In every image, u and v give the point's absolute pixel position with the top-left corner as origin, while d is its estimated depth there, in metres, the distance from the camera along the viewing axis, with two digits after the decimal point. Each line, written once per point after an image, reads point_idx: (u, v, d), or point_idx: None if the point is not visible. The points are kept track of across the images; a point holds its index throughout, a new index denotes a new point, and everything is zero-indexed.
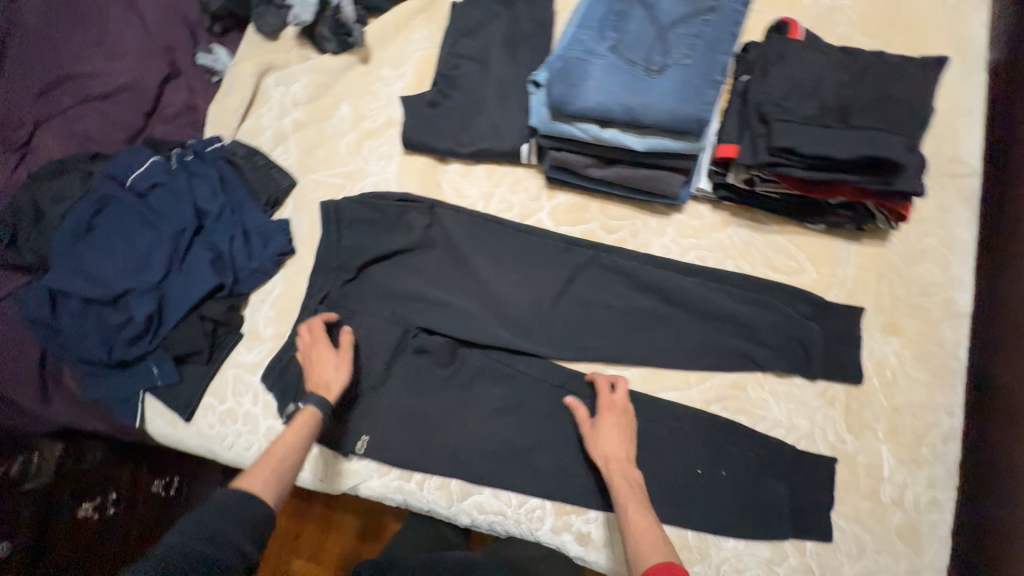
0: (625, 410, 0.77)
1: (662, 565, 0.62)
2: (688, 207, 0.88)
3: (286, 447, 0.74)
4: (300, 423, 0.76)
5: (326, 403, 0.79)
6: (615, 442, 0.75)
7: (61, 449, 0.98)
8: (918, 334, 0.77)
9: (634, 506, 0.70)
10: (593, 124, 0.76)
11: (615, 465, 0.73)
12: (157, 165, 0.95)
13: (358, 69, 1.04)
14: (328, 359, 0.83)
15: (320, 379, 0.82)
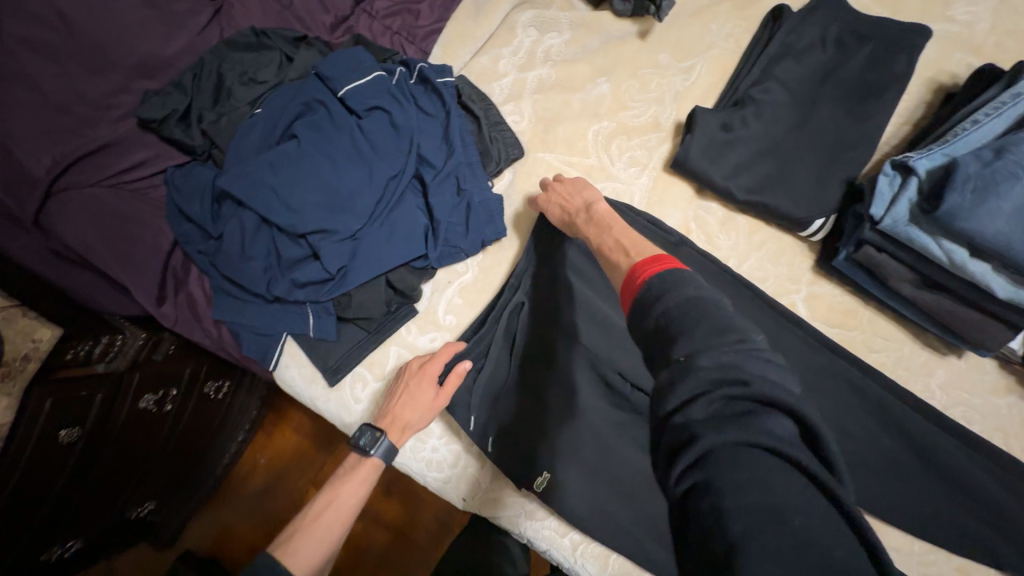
0: (579, 183, 0.77)
1: (645, 258, 0.60)
2: (971, 356, 0.76)
3: (339, 511, 0.66)
4: (358, 478, 0.69)
5: (392, 452, 0.70)
6: (586, 194, 0.74)
7: (143, 338, 0.76)
8: None
9: (605, 227, 0.69)
10: (963, 249, 0.62)
11: (579, 210, 0.73)
12: (381, 82, 0.78)
13: (632, 43, 0.85)
14: (423, 398, 0.72)
15: (402, 411, 0.72)
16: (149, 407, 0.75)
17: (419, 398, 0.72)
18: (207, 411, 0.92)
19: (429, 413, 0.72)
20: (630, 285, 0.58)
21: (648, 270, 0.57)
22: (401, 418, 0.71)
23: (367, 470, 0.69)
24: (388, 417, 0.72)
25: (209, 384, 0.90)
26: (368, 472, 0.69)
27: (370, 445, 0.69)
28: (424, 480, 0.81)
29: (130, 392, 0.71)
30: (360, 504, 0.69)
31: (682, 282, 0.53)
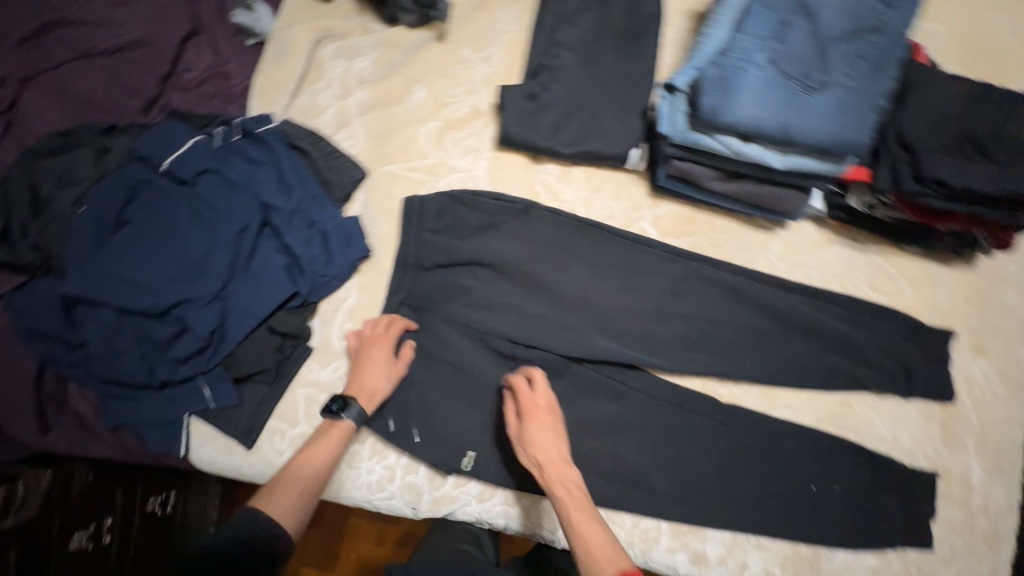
0: (552, 418, 0.74)
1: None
2: (792, 223, 0.88)
3: (316, 464, 0.70)
4: (332, 436, 0.72)
5: (360, 418, 0.74)
6: (542, 443, 0.72)
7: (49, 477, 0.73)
8: (1001, 354, 0.83)
9: (576, 511, 0.68)
10: (736, 139, 0.72)
11: (551, 463, 0.71)
12: (202, 147, 0.80)
13: (434, 47, 0.92)
14: (381, 367, 0.77)
15: (362, 383, 0.76)
16: (79, 545, 0.73)
17: (380, 363, 0.76)
18: (162, 528, 0.88)
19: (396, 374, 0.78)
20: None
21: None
22: (368, 386, 0.76)
23: (339, 429, 0.73)
24: (356, 387, 0.76)
25: (153, 499, 0.86)
26: (342, 433, 0.73)
27: (341, 407, 0.73)
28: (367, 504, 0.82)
29: (49, 536, 0.70)
30: (335, 462, 0.72)
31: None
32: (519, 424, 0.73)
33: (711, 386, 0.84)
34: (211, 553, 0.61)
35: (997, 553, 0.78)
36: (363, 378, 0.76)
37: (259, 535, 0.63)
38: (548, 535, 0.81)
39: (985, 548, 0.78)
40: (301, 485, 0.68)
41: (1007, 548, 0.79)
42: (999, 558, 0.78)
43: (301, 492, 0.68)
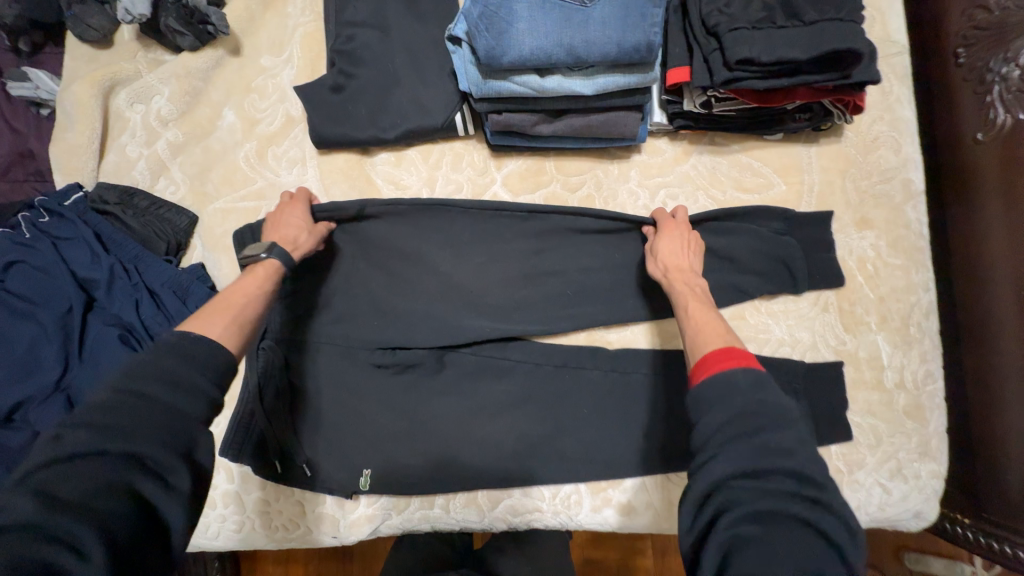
0: (682, 238, 0.72)
1: (716, 351, 0.57)
2: (647, 144, 0.82)
3: (247, 294, 0.63)
4: (261, 273, 0.66)
5: (292, 258, 0.69)
6: (682, 253, 0.71)
7: None
8: (886, 222, 0.78)
9: (695, 304, 0.66)
10: (534, 75, 0.67)
11: (675, 269, 0.70)
12: (4, 238, 0.74)
13: (230, 64, 0.85)
14: (298, 218, 0.73)
15: (285, 234, 0.71)
16: None
17: (296, 216, 0.72)
18: None
19: (316, 231, 0.74)
20: (697, 375, 0.57)
21: (715, 365, 0.56)
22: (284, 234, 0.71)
23: (266, 272, 0.66)
24: (275, 238, 0.71)
25: None
26: (267, 273, 0.66)
27: (263, 250, 0.68)
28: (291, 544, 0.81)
29: None
30: (268, 299, 0.65)
31: (758, 383, 0.52)
32: (653, 238, 0.75)
33: (599, 335, 0.81)
34: (134, 382, 0.49)
35: (922, 425, 0.75)
36: (280, 231, 0.71)
37: (194, 350, 0.53)
38: (476, 525, 0.80)
39: (910, 423, 0.75)
40: (240, 305, 0.61)
41: (931, 418, 0.76)
42: (922, 427, 0.75)
43: (237, 314, 0.60)
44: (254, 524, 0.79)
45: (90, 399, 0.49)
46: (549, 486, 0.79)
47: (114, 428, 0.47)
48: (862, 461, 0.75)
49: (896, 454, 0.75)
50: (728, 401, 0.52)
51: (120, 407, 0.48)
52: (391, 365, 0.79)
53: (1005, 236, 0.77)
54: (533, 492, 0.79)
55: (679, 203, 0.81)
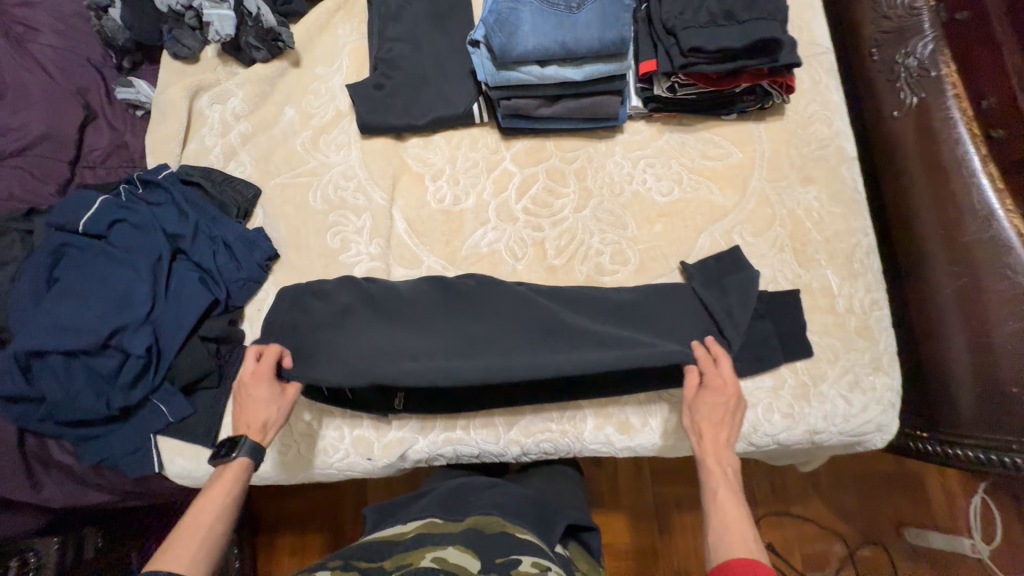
0: (717, 422, 0.77)
1: (744, 560, 0.62)
2: (627, 125, 1.01)
3: (216, 503, 0.71)
4: (229, 476, 0.74)
5: (257, 451, 0.76)
6: (721, 432, 0.77)
7: (57, 543, 0.95)
8: (827, 179, 0.95)
9: (725, 493, 0.72)
10: (536, 67, 0.87)
11: (709, 440, 0.77)
12: (109, 203, 0.91)
13: (292, 73, 1.07)
14: (262, 402, 0.79)
15: (252, 423, 0.78)
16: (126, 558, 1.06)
17: (261, 397, 0.79)
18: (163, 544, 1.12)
19: (282, 401, 0.80)
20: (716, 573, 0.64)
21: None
22: (253, 418, 0.78)
23: (235, 470, 0.74)
24: (243, 427, 0.77)
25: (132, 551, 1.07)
26: (240, 471, 0.75)
27: (232, 449, 0.75)
28: (329, 471, 0.92)
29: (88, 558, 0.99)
30: (237, 503, 0.73)
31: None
32: (698, 393, 0.80)
33: (595, 278, 0.95)
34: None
35: (873, 343, 0.89)
36: (245, 419, 0.78)
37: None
38: (495, 448, 0.91)
39: (863, 342, 0.89)
40: (210, 526, 0.69)
41: (881, 338, 0.89)
42: (873, 346, 0.89)
43: (203, 534, 0.68)
44: (300, 446, 0.90)
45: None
46: (556, 406, 0.91)
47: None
48: (824, 374, 0.87)
49: (853, 368, 0.88)
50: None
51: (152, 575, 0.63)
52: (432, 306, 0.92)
53: (929, 192, 0.94)
54: (543, 414, 0.91)
55: (656, 170, 0.99)
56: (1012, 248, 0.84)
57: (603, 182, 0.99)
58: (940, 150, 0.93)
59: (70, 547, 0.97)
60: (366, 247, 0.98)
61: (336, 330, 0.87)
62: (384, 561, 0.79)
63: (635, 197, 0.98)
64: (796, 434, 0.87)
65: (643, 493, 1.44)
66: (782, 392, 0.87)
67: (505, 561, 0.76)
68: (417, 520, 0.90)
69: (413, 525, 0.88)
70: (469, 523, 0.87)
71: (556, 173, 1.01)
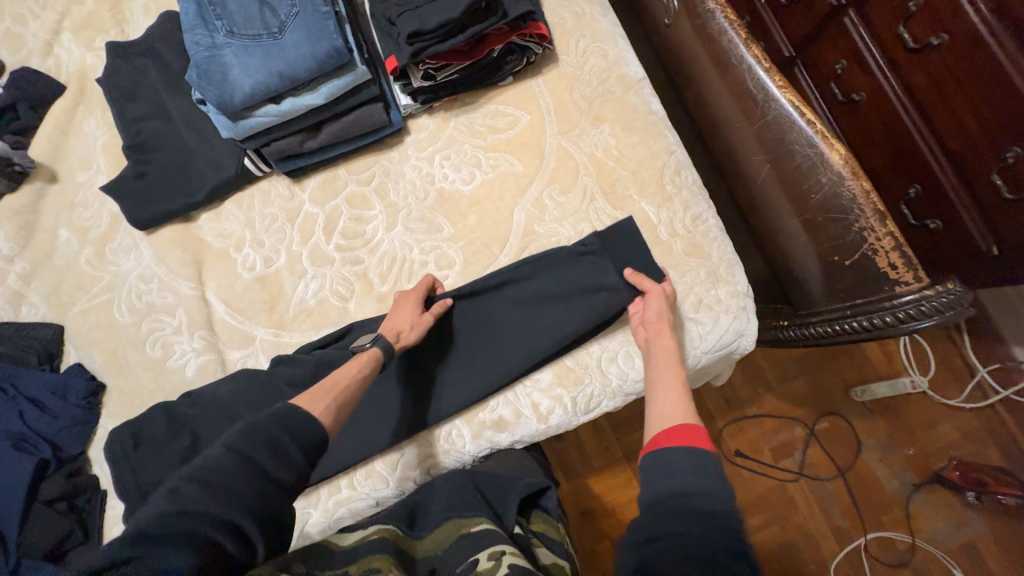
0: (664, 327, 0.77)
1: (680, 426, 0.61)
2: (411, 125, 0.96)
3: (355, 376, 0.71)
4: (362, 357, 0.74)
5: (387, 349, 0.77)
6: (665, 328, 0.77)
7: None
8: (616, 112, 0.92)
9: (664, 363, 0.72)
10: (272, 105, 0.81)
11: (652, 330, 0.77)
12: None
13: (51, 190, 0.98)
14: (406, 311, 0.82)
15: (392, 327, 0.80)
16: None
17: (408, 309, 0.82)
18: None
19: (422, 320, 0.83)
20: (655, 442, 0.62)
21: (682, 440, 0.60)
22: (389, 326, 0.81)
23: (368, 358, 0.74)
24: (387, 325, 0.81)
25: None
26: (370, 360, 0.74)
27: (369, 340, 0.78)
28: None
29: None
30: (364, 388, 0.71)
31: (694, 463, 0.57)
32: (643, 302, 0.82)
33: None
34: (241, 461, 0.54)
35: (706, 257, 0.88)
36: (389, 321, 0.82)
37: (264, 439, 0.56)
38: (388, 494, 0.87)
39: (695, 260, 0.88)
40: (343, 389, 0.68)
41: (712, 250, 0.89)
42: (706, 260, 0.88)
43: (338, 397, 0.67)
44: None
45: (194, 469, 0.54)
46: (432, 430, 0.88)
47: (215, 488, 0.52)
48: None
49: (693, 289, 0.87)
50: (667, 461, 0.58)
51: (226, 469, 0.53)
52: (274, 390, 0.85)
53: (727, 90, 0.90)
54: (424, 441, 0.88)
55: (453, 160, 0.94)
56: (794, 121, 0.82)
57: (405, 192, 0.95)
58: (716, 43, 0.90)
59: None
60: (190, 344, 0.92)
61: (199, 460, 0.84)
62: (350, 567, 0.66)
63: (441, 196, 0.94)
64: None
65: (611, 452, 1.37)
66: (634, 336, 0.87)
67: (462, 565, 0.64)
68: (374, 526, 0.73)
69: (371, 529, 0.72)
70: (430, 545, 0.72)
71: (357, 199, 0.95)
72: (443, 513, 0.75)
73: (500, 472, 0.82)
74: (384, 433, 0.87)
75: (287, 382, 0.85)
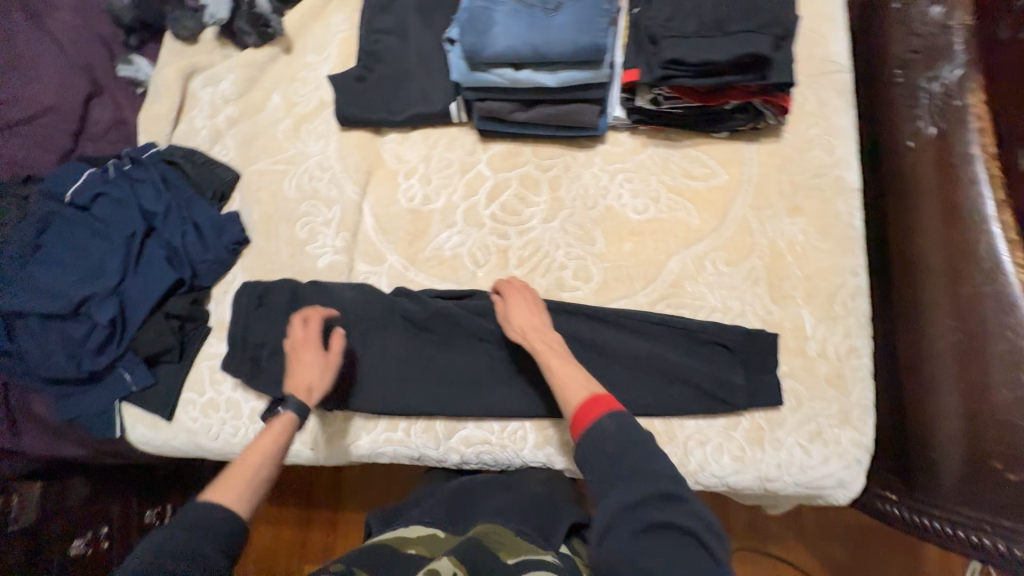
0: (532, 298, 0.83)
1: (587, 402, 0.68)
2: (610, 136, 0.96)
3: (262, 456, 0.69)
4: (278, 430, 0.72)
5: (305, 407, 0.75)
6: (525, 315, 0.81)
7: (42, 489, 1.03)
8: (818, 210, 0.88)
9: (557, 360, 0.76)
10: (509, 70, 0.84)
11: (531, 332, 0.79)
12: (96, 177, 0.96)
13: (282, 59, 1.08)
14: (312, 360, 0.79)
15: (302, 383, 0.77)
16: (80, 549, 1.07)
17: (315, 363, 0.79)
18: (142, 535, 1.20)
19: (329, 368, 0.80)
20: (576, 427, 0.68)
21: (591, 416, 0.67)
22: (314, 385, 0.78)
23: (283, 426, 0.73)
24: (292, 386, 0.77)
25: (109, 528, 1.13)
26: (287, 426, 0.73)
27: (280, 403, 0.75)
28: (292, 457, 0.93)
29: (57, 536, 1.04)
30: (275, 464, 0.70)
31: (623, 435, 0.64)
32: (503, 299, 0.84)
33: (554, 294, 0.91)
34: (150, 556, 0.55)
35: (844, 394, 0.82)
36: (297, 377, 0.78)
37: (189, 522, 0.59)
38: (432, 451, 0.89)
39: (832, 391, 0.82)
40: (258, 470, 0.67)
41: (854, 389, 0.82)
42: (844, 396, 0.82)
43: (251, 481, 0.66)
44: (247, 430, 0.92)
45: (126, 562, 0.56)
46: (501, 419, 0.88)
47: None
48: (782, 419, 0.81)
49: (817, 417, 0.81)
50: (595, 445, 0.65)
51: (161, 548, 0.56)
52: (388, 312, 0.91)
53: (943, 239, 0.83)
54: (489, 425, 0.89)
55: (633, 186, 0.94)
56: (1017, 308, 0.75)
57: (576, 194, 0.95)
58: (957, 191, 0.83)
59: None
60: (332, 239, 0.98)
61: (303, 343, 0.90)
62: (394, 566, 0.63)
63: (607, 212, 0.93)
64: (745, 480, 0.82)
65: None
66: (735, 434, 0.82)
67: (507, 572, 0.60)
68: (414, 527, 0.74)
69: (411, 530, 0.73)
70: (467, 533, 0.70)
71: (529, 180, 0.97)
72: (489, 514, 0.75)
73: (554, 488, 0.82)
74: (459, 401, 0.88)
75: (401, 316, 0.90)
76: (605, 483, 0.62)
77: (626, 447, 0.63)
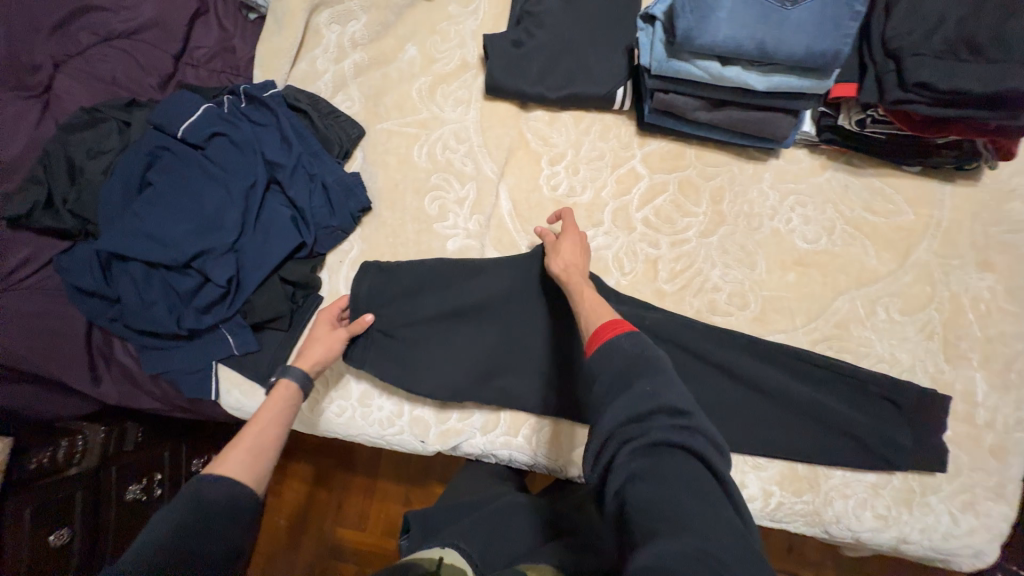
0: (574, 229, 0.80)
1: (608, 324, 0.63)
2: (786, 151, 0.87)
3: (263, 423, 0.66)
4: (275, 398, 0.70)
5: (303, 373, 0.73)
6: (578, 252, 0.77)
7: (104, 431, 0.89)
8: (1008, 267, 0.81)
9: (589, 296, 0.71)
10: (717, 63, 0.75)
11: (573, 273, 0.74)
12: (212, 113, 0.86)
13: (422, 5, 0.95)
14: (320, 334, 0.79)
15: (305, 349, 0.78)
16: (135, 495, 0.89)
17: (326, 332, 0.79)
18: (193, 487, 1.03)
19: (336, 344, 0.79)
20: (590, 345, 0.62)
21: (606, 334, 0.61)
22: (316, 359, 0.76)
23: (288, 394, 0.71)
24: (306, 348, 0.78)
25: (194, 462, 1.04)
26: (285, 395, 0.70)
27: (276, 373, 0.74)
28: (397, 444, 0.87)
29: (114, 485, 0.87)
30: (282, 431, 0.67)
31: (639, 353, 0.57)
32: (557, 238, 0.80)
33: (705, 316, 0.84)
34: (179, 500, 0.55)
35: (1004, 466, 0.77)
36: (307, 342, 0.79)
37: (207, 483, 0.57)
38: (555, 465, 0.83)
39: (992, 462, 0.78)
40: (263, 438, 0.64)
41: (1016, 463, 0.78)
42: (1004, 469, 0.77)
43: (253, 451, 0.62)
44: (355, 413, 0.86)
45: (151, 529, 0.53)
46: None
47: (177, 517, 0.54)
48: (936, 484, 0.77)
49: (973, 488, 0.77)
50: (606, 365, 0.57)
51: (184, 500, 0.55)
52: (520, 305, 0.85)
53: None
54: None
55: (806, 211, 0.85)
56: None
57: (739, 209, 0.87)
58: None
59: (114, 434, 0.90)
60: (465, 221, 0.89)
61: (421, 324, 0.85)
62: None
63: (773, 236, 0.85)
64: (884, 539, 0.77)
65: None
66: (883, 492, 0.78)
67: None
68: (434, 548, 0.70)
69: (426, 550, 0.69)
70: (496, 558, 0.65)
71: (689, 186, 0.88)
72: (524, 556, 0.68)
73: None
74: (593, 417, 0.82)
75: (539, 324, 0.84)
76: (609, 393, 0.55)
77: (633, 366, 0.55)
